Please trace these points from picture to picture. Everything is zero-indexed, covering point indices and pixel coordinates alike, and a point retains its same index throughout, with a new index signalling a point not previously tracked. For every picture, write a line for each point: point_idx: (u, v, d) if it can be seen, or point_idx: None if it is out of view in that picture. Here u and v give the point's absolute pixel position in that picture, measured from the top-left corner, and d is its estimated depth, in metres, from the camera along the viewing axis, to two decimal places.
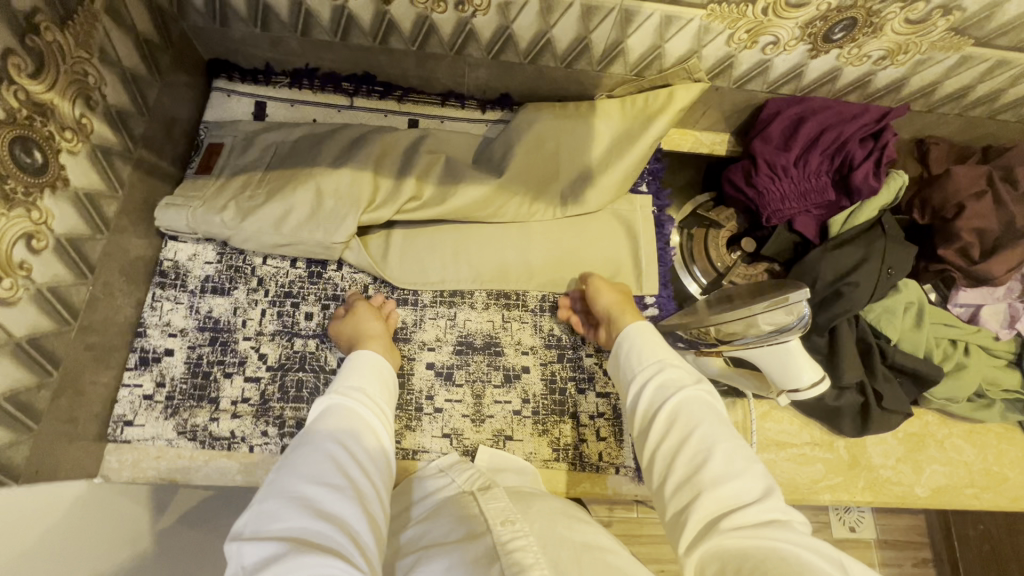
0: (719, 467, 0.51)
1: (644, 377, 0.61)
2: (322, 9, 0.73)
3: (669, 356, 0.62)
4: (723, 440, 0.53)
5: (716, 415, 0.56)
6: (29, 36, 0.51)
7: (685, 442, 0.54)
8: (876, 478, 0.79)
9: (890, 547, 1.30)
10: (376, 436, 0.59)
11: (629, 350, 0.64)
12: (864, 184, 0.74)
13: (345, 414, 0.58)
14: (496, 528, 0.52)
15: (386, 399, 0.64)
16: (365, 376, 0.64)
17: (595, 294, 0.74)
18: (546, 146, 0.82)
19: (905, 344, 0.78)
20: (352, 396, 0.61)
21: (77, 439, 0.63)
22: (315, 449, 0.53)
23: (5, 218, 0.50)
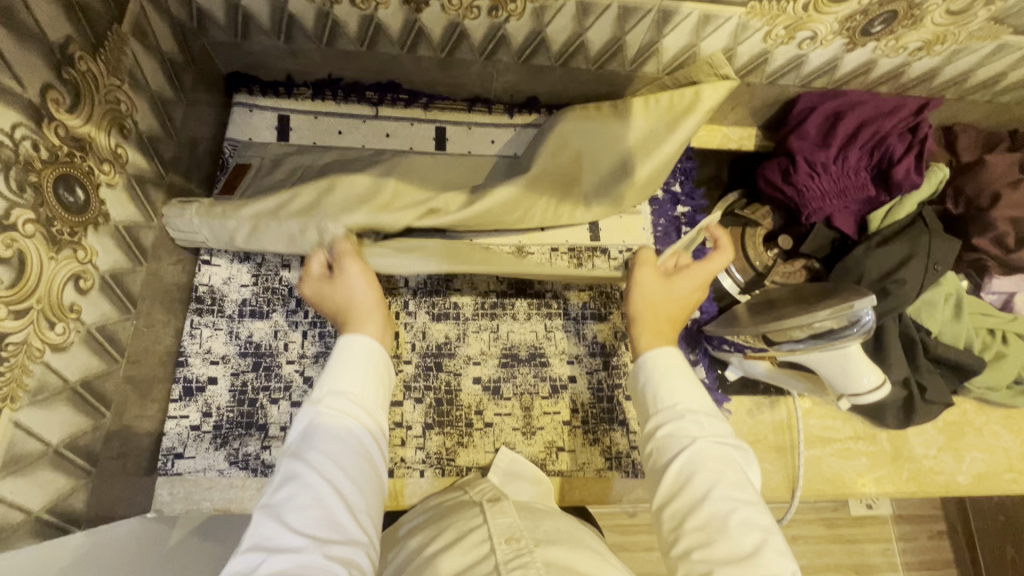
0: (732, 540, 0.46)
1: (658, 419, 0.54)
2: (348, 20, 0.71)
3: (688, 399, 0.54)
4: (740, 507, 0.47)
5: (735, 473, 0.50)
6: (65, 68, 0.48)
7: (697, 508, 0.48)
8: (919, 469, 0.80)
9: (908, 522, 1.32)
10: (367, 454, 0.50)
11: (644, 386, 0.57)
12: (906, 179, 0.73)
13: (329, 434, 0.49)
14: (502, 549, 0.49)
15: (378, 402, 0.55)
16: (356, 380, 0.54)
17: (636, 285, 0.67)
18: (569, 149, 0.79)
19: (945, 336, 0.79)
20: (336, 409, 0.51)
21: (130, 476, 0.62)
22: (297, 484, 0.46)
23: (54, 261, 0.48)
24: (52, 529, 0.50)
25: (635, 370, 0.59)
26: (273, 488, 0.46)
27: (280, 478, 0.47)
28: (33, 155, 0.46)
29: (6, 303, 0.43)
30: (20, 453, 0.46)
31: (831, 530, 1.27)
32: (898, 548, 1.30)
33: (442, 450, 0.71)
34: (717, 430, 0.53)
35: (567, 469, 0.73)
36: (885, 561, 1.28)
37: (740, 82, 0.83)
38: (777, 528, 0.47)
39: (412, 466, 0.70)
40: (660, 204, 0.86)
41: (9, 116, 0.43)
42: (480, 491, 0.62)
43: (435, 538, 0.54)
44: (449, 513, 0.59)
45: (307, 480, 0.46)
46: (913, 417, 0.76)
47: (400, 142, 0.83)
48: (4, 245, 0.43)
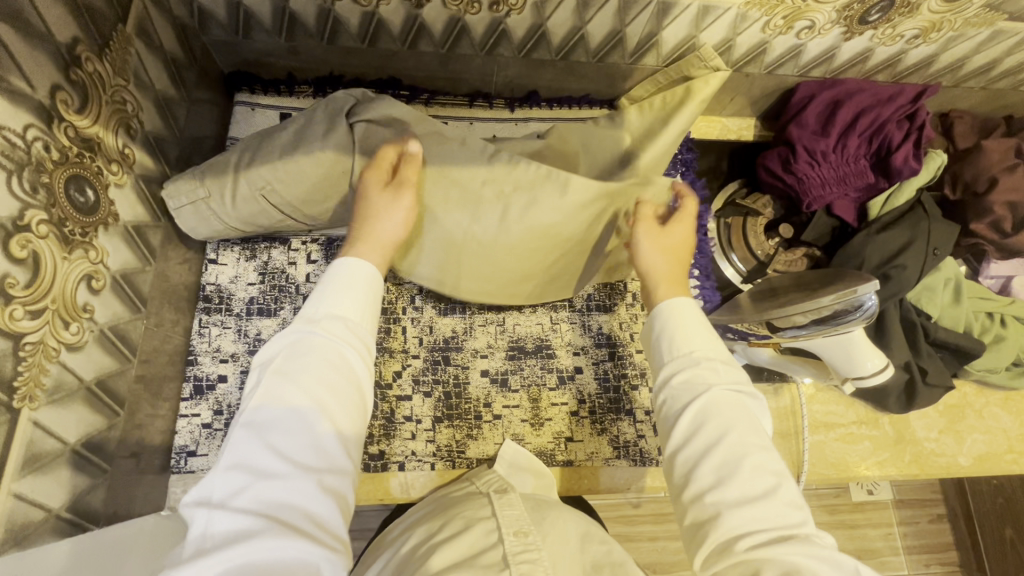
0: (748, 482, 0.46)
1: (674, 363, 0.54)
2: (350, 16, 0.71)
3: (701, 345, 0.54)
4: (755, 451, 0.48)
5: (750, 418, 0.50)
6: (72, 68, 0.48)
7: (712, 452, 0.48)
8: (921, 452, 0.81)
9: (908, 506, 1.33)
10: (354, 379, 0.48)
11: (663, 331, 0.56)
12: (904, 165, 0.74)
13: (314, 356, 0.47)
14: (509, 539, 0.50)
15: (367, 323, 0.52)
16: (349, 303, 0.51)
17: (645, 241, 0.66)
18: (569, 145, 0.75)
19: (945, 320, 0.80)
20: (323, 330, 0.48)
21: (145, 473, 0.63)
22: (277, 407, 0.44)
23: (67, 261, 0.48)
24: (71, 526, 0.51)
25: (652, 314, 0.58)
26: (252, 406, 0.45)
27: (258, 397, 0.45)
28: (44, 156, 0.46)
29: (23, 303, 0.44)
30: (40, 452, 0.46)
31: (832, 515, 1.29)
32: (899, 532, 1.31)
33: (451, 443, 0.72)
34: (732, 376, 0.52)
35: (577, 459, 0.74)
36: (886, 545, 1.30)
37: (739, 73, 0.83)
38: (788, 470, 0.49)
39: (423, 459, 0.71)
40: None
41: (21, 117, 0.43)
42: (487, 482, 0.63)
43: (443, 528, 0.55)
44: (453, 504, 0.60)
45: (287, 404, 0.44)
46: (915, 401, 0.77)
47: None
48: (20, 247, 0.43)
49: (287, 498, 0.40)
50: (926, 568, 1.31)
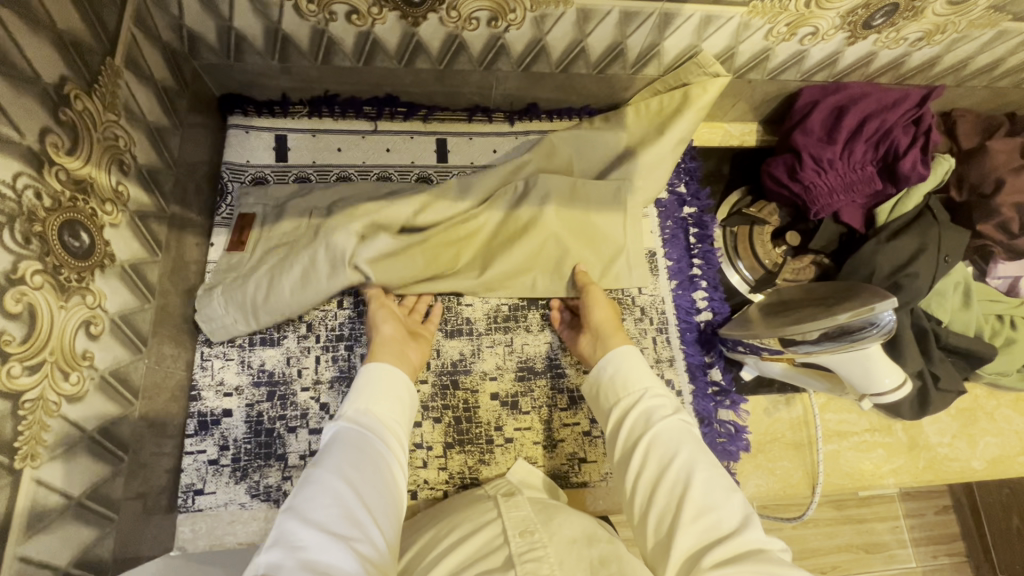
0: (699, 495, 0.49)
1: (626, 404, 0.59)
2: (344, 36, 0.69)
3: (651, 381, 0.60)
4: (703, 467, 0.51)
5: (696, 441, 0.54)
6: (62, 108, 0.46)
7: (664, 473, 0.51)
8: (934, 457, 0.80)
9: (913, 499, 1.33)
10: (390, 472, 0.52)
11: (610, 376, 0.61)
12: (913, 172, 0.73)
13: (356, 445, 0.51)
14: (514, 540, 0.49)
15: (400, 424, 0.57)
16: (376, 397, 0.57)
17: (591, 306, 0.71)
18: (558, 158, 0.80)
19: (955, 324, 0.80)
20: (362, 425, 0.54)
21: (152, 516, 0.61)
22: (322, 484, 0.47)
23: (64, 310, 0.47)
24: None
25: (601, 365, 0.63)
26: (297, 490, 0.47)
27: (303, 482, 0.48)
28: (36, 204, 0.44)
29: (20, 359, 0.42)
30: (44, 510, 0.45)
31: (840, 511, 1.28)
32: (906, 526, 1.31)
33: (464, 469, 0.71)
34: (677, 406, 0.58)
35: (591, 480, 0.73)
36: (893, 539, 1.30)
37: (741, 80, 0.82)
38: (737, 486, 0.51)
39: (435, 487, 0.70)
40: (666, 206, 0.85)
41: (10, 166, 0.42)
42: (495, 488, 0.63)
43: (448, 533, 0.54)
44: (459, 509, 0.59)
45: (331, 482, 0.47)
46: (928, 408, 0.77)
47: (400, 157, 0.82)
48: (15, 301, 0.42)
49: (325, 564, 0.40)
50: (933, 560, 1.31)
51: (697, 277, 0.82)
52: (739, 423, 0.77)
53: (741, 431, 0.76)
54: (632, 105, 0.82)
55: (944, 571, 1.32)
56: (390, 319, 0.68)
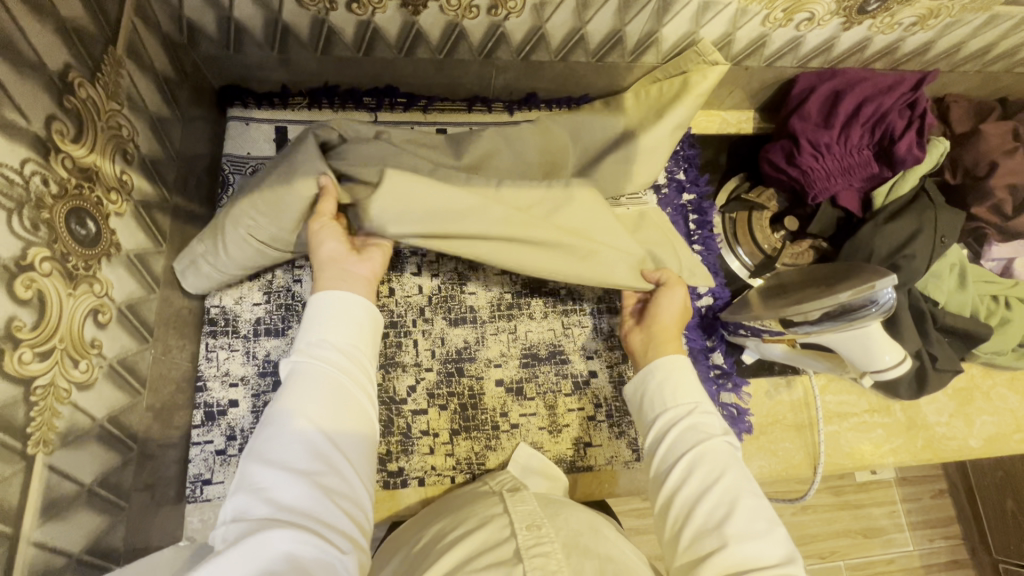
0: (743, 521, 0.50)
1: (673, 415, 0.59)
2: (345, 26, 0.69)
3: (702, 397, 0.60)
4: (747, 495, 0.52)
5: (740, 467, 0.55)
6: (66, 96, 0.46)
7: (706, 493, 0.52)
8: (933, 436, 0.82)
9: (910, 483, 1.35)
10: (357, 403, 0.52)
11: (658, 385, 0.61)
12: (908, 154, 0.74)
13: (314, 384, 0.50)
14: (521, 533, 0.49)
15: (364, 349, 0.55)
16: (338, 327, 0.54)
17: (661, 310, 0.69)
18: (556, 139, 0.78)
19: (952, 305, 0.81)
20: (320, 359, 0.52)
21: (161, 506, 0.61)
22: (284, 428, 0.47)
23: (72, 297, 0.47)
24: (92, 569, 0.49)
25: (652, 368, 0.63)
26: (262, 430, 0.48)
27: (268, 422, 0.48)
28: (43, 190, 0.44)
29: (31, 345, 0.42)
30: (57, 497, 0.45)
31: (838, 497, 1.30)
32: (902, 510, 1.33)
33: (471, 455, 0.71)
34: (726, 430, 0.58)
35: (596, 464, 0.73)
36: (890, 523, 1.32)
37: (739, 67, 0.83)
38: (779, 519, 0.52)
39: (442, 473, 0.70)
40: (666, 193, 0.86)
41: (18, 152, 0.42)
42: (501, 483, 0.64)
43: (454, 527, 0.54)
44: (465, 504, 0.59)
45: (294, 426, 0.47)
46: (926, 387, 0.78)
47: None
48: (24, 287, 0.42)
49: (297, 504, 0.43)
50: (930, 543, 1.33)
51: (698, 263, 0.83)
52: (741, 406, 0.78)
53: (742, 414, 0.77)
54: (635, 90, 0.83)
55: (941, 554, 1.33)
56: (338, 237, 0.61)
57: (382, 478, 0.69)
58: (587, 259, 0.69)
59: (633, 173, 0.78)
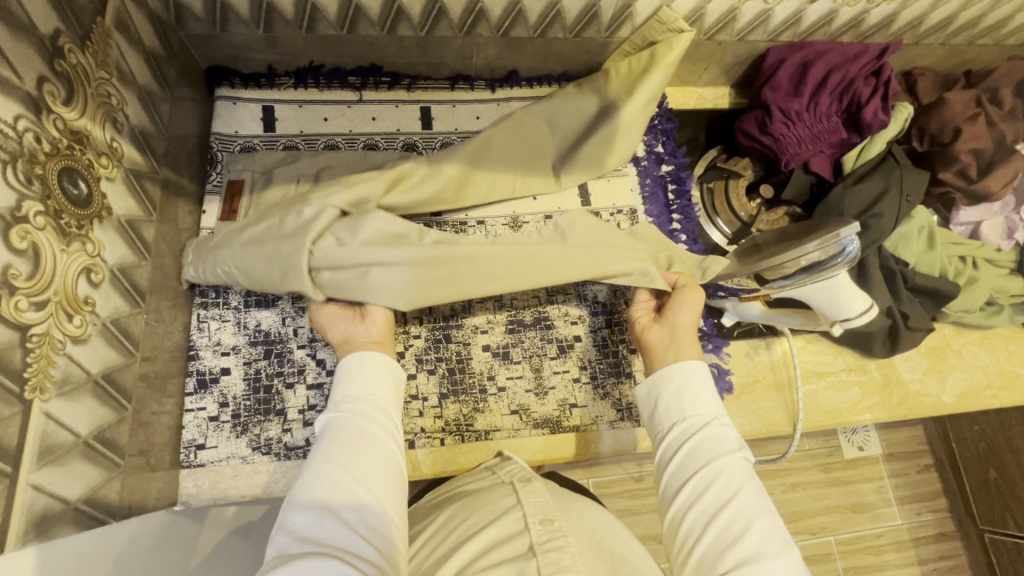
0: (755, 542, 0.50)
1: (687, 427, 0.59)
2: (328, 2, 0.71)
3: (720, 408, 0.60)
4: (760, 516, 0.52)
5: (755, 482, 0.55)
6: (56, 60, 0.48)
7: (720, 512, 0.52)
8: (907, 393, 0.85)
9: (897, 459, 1.37)
10: (382, 442, 0.53)
11: (674, 392, 0.61)
12: (874, 120, 0.78)
13: (341, 431, 0.52)
14: (536, 527, 0.49)
15: (387, 396, 0.57)
16: (360, 378, 0.57)
17: (684, 307, 0.68)
18: (540, 122, 0.83)
19: (922, 266, 0.84)
20: (343, 410, 0.54)
21: (156, 469, 0.62)
22: (315, 470, 0.49)
23: (66, 254, 0.48)
24: (90, 520, 0.51)
25: (669, 372, 0.62)
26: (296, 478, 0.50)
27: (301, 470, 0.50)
28: (36, 147, 0.46)
29: (27, 294, 0.44)
30: (54, 444, 0.46)
31: (827, 474, 1.32)
32: (890, 485, 1.35)
33: (459, 417, 0.73)
34: (741, 445, 0.58)
35: (581, 424, 0.75)
36: (879, 498, 1.33)
37: (711, 42, 0.86)
38: (793, 541, 0.52)
39: (430, 435, 0.72)
40: (645, 165, 0.88)
41: (12, 108, 0.44)
42: (510, 473, 0.61)
43: (464, 519, 0.53)
44: (473, 495, 0.58)
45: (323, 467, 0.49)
46: (898, 345, 0.81)
47: (387, 125, 0.84)
48: (20, 237, 0.43)
49: (325, 540, 0.43)
50: (918, 517, 1.35)
51: (677, 231, 0.85)
52: (722, 365, 0.81)
53: (723, 372, 0.80)
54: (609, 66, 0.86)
55: (929, 527, 1.35)
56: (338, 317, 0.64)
57: None
58: (589, 264, 0.69)
59: (613, 150, 0.83)
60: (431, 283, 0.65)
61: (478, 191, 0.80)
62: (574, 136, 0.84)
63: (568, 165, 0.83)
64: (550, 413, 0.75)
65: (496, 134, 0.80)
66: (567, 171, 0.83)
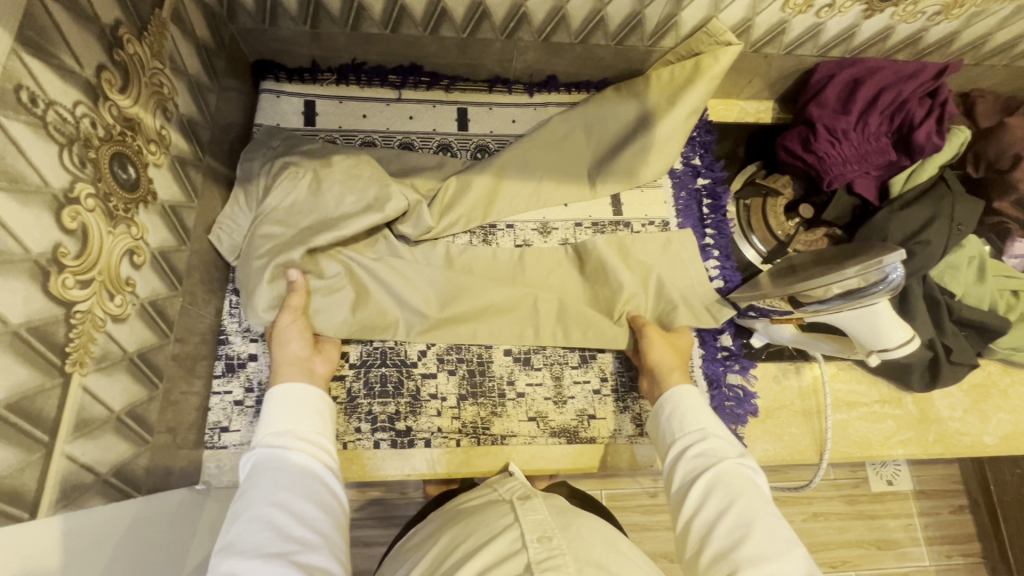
0: (760, 543, 0.48)
1: (687, 442, 0.58)
2: (374, 2, 0.72)
3: (712, 424, 0.59)
4: (763, 516, 0.50)
5: (757, 490, 0.53)
6: (115, 49, 0.51)
7: (723, 516, 0.51)
8: (945, 431, 0.80)
9: (928, 497, 1.30)
10: (315, 474, 0.50)
11: (669, 417, 0.62)
12: (928, 142, 0.74)
13: (276, 466, 0.49)
14: (532, 546, 0.46)
15: (323, 430, 0.55)
16: (288, 411, 0.54)
17: (649, 348, 0.71)
18: (573, 132, 0.84)
19: (969, 298, 0.80)
20: (275, 445, 0.51)
21: (183, 446, 0.64)
22: (250, 514, 0.45)
23: (112, 235, 0.50)
24: (117, 492, 0.53)
25: (660, 405, 0.64)
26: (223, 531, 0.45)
27: (227, 522, 0.45)
28: (92, 132, 0.48)
29: (74, 272, 0.45)
30: (89, 417, 0.48)
31: (852, 506, 1.26)
32: (919, 524, 1.28)
33: (477, 419, 0.73)
34: (739, 454, 0.56)
35: (600, 436, 0.74)
36: (906, 536, 1.27)
37: (757, 54, 0.83)
38: (799, 539, 0.49)
39: (447, 435, 0.72)
40: (681, 177, 0.87)
41: (71, 94, 0.46)
42: (510, 489, 0.58)
43: (463, 538, 0.50)
44: (470, 514, 0.55)
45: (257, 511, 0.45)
46: (939, 379, 0.78)
47: (423, 124, 0.85)
48: (70, 218, 0.45)
49: None
50: (948, 560, 1.28)
51: (709, 246, 0.83)
52: (748, 388, 0.78)
53: (747, 396, 0.77)
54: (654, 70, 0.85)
55: (959, 571, 1.28)
56: (298, 337, 0.65)
57: (391, 438, 0.71)
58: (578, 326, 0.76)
59: (650, 160, 0.82)
60: (450, 300, 0.75)
61: (511, 193, 0.80)
62: (608, 147, 0.84)
63: (603, 172, 0.82)
64: (569, 424, 0.74)
65: (532, 145, 0.82)
66: (602, 179, 0.83)
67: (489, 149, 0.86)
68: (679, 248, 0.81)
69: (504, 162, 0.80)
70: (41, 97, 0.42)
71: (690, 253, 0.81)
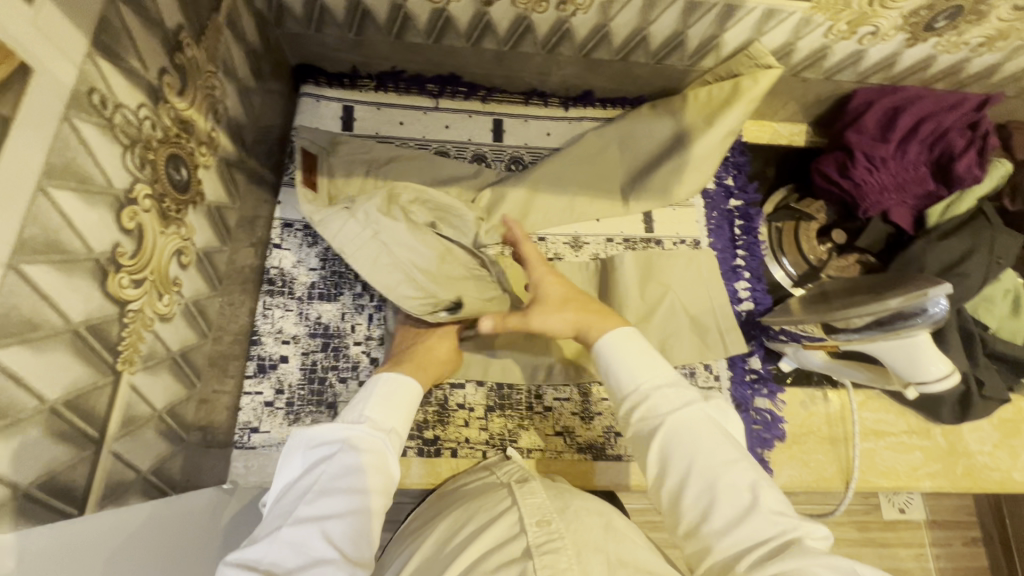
0: (730, 503, 0.45)
1: (629, 403, 0.53)
2: (421, 13, 0.73)
3: (652, 372, 0.53)
4: (722, 466, 0.47)
5: (719, 435, 0.49)
6: (176, 53, 0.52)
7: (688, 483, 0.47)
8: (974, 465, 0.79)
9: (941, 528, 1.28)
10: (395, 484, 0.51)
11: (611, 370, 0.55)
12: (968, 173, 0.74)
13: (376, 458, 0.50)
14: (531, 528, 0.46)
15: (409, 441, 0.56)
16: (398, 408, 0.55)
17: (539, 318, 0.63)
18: (609, 148, 0.84)
19: (1003, 332, 0.79)
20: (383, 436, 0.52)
21: (214, 446, 0.64)
22: (341, 498, 0.46)
23: (164, 235, 0.51)
24: (154, 489, 0.53)
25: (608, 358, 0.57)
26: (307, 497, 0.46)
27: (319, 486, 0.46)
28: (151, 134, 0.49)
29: (129, 271, 0.46)
30: (134, 415, 0.49)
31: (863, 534, 1.24)
32: (931, 555, 1.26)
33: (503, 431, 0.73)
34: (684, 396, 0.51)
35: (625, 454, 0.74)
36: (918, 567, 1.25)
37: (796, 78, 0.84)
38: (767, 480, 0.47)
39: (473, 446, 0.72)
40: (713, 197, 0.87)
41: (136, 96, 0.46)
42: (507, 473, 0.59)
43: (466, 520, 0.50)
44: (470, 498, 0.55)
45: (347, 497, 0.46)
46: (969, 412, 0.77)
47: (459, 134, 0.86)
48: (128, 218, 0.46)
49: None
50: None
51: (741, 267, 0.83)
52: (776, 413, 0.78)
53: (776, 420, 0.77)
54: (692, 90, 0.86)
55: None
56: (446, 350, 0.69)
57: (417, 446, 0.71)
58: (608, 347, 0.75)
59: (684, 179, 0.83)
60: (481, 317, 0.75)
61: (545, 205, 0.82)
62: (643, 163, 0.84)
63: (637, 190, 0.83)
64: (595, 441, 0.74)
65: (568, 158, 0.83)
66: (636, 195, 0.84)
67: (523, 160, 0.86)
68: (705, 268, 0.81)
69: (539, 175, 0.82)
70: (110, 99, 0.43)
71: (715, 273, 0.81)
